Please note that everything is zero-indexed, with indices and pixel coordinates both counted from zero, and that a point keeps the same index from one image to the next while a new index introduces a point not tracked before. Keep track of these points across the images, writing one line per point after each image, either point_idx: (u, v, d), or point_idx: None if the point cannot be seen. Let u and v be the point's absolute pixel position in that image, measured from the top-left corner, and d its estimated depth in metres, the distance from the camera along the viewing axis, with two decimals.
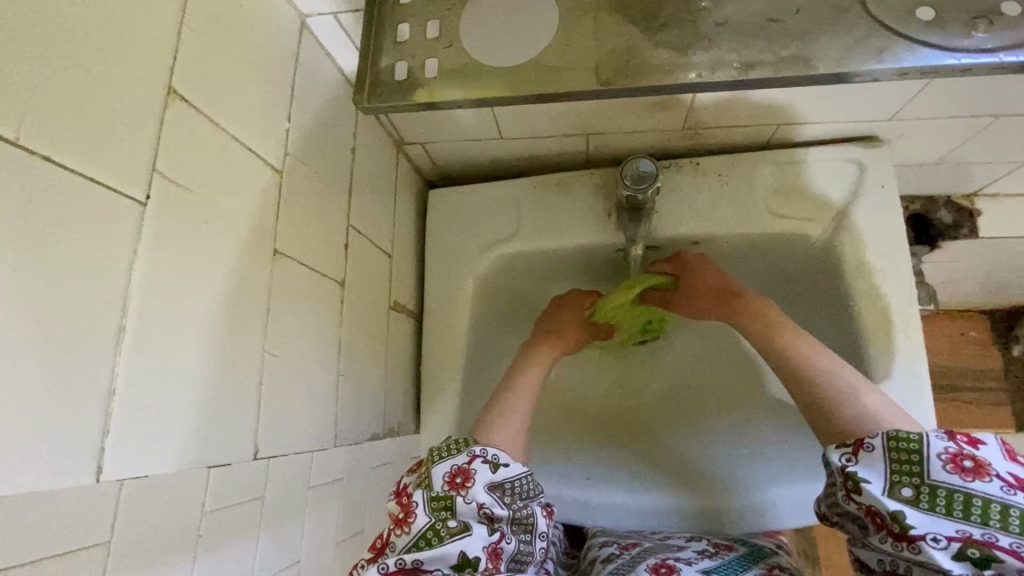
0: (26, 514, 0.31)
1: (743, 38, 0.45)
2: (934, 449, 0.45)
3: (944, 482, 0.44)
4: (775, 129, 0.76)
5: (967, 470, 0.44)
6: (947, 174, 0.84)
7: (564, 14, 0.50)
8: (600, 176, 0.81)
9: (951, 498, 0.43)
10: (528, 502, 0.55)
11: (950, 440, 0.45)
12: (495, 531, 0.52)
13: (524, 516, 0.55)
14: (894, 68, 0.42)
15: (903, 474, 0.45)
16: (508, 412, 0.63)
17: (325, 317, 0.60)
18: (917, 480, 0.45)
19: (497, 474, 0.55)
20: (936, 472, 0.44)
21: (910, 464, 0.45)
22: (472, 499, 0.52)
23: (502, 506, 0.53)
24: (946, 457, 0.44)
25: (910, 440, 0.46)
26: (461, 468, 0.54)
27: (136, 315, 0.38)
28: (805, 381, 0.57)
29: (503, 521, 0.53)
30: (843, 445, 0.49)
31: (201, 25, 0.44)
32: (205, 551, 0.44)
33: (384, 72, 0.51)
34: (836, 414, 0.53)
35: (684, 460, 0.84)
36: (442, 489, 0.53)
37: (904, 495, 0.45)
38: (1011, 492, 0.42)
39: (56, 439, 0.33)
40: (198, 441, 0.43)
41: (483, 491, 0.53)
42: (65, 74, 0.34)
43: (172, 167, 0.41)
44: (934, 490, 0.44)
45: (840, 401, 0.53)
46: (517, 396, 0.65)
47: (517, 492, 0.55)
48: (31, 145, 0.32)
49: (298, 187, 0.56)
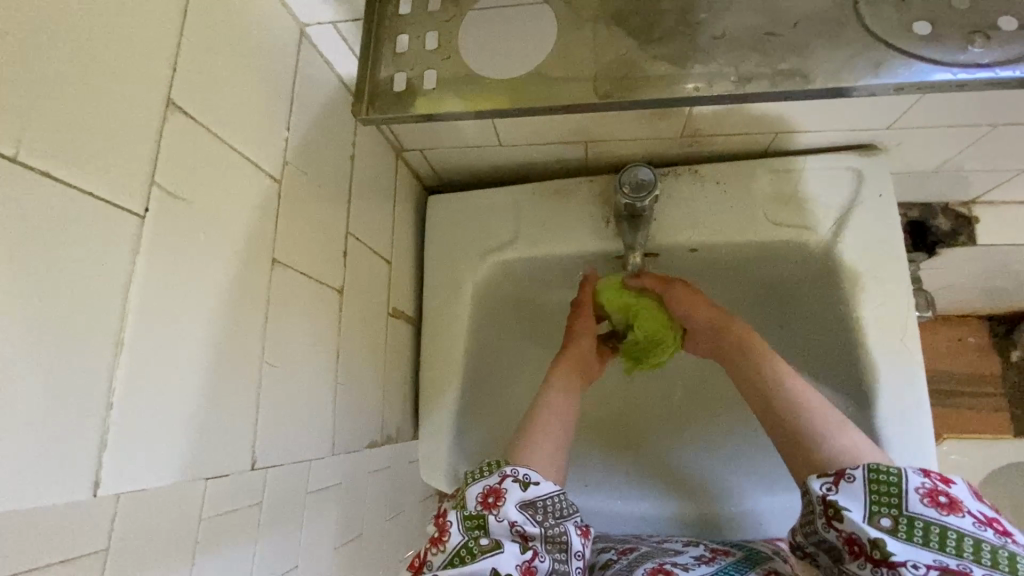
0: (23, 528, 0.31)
1: (740, 52, 0.46)
2: (912, 483, 0.46)
3: (921, 514, 0.44)
4: (773, 137, 0.76)
5: (942, 504, 0.44)
6: (946, 181, 0.84)
7: (562, 26, 0.50)
8: (598, 183, 0.81)
9: (928, 529, 0.43)
10: (562, 521, 0.55)
11: (926, 476, 0.46)
12: (528, 549, 0.52)
13: (557, 534, 0.54)
14: (891, 83, 0.43)
15: (882, 505, 0.46)
16: (541, 435, 0.62)
17: (324, 325, 0.60)
18: (895, 511, 0.45)
19: (528, 492, 0.55)
20: (913, 504, 0.45)
21: (888, 496, 0.46)
22: (504, 517, 0.53)
23: (534, 523, 0.53)
24: (922, 491, 0.45)
25: (889, 474, 0.47)
26: (493, 488, 0.55)
27: (133, 328, 0.38)
28: (785, 414, 0.57)
29: (536, 538, 0.53)
30: (823, 475, 0.49)
31: (200, 37, 0.44)
32: (202, 555, 0.44)
33: (383, 83, 0.51)
34: (816, 450, 0.53)
35: (680, 468, 0.84)
36: (475, 508, 0.54)
37: (883, 524, 0.45)
38: (983, 528, 0.43)
39: (55, 453, 0.33)
40: (197, 452, 0.43)
41: (515, 509, 0.53)
42: (64, 89, 0.34)
43: (171, 179, 0.41)
44: (912, 521, 0.44)
45: (821, 437, 0.53)
46: (547, 421, 0.64)
47: (550, 510, 0.55)
48: (31, 161, 0.32)
49: (297, 196, 0.56)
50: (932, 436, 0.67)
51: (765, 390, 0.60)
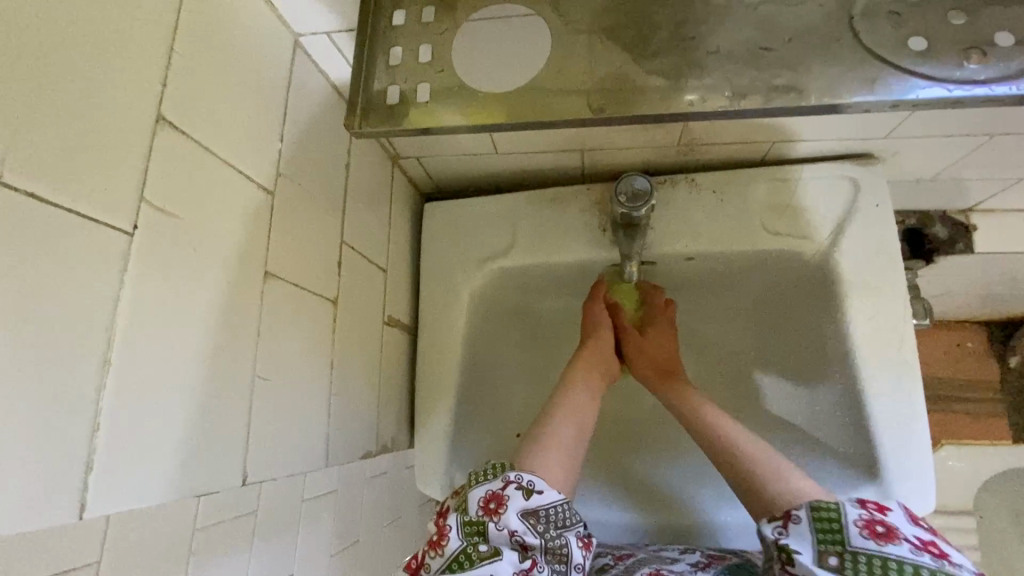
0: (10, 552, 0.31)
1: (736, 67, 0.45)
2: (850, 516, 0.46)
3: (863, 547, 0.44)
4: (770, 146, 0.75)
5: (880, 534, 0.44)
6: (943, 190, 0.84)
7: (556, 39, 0.50)
8: (595, 192, 0.81)
9: (870, 563, 0.43)
10: (563, 532, 0.55)
11: (862, 508, 0.47)
12: (527, 559, 0.51)
13: (557, 546, 0.54)
14: (887, 100, 0.42)
15: (826, 543, 0.45)
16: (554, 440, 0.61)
17: (318, 336, 0.60)
18: (838, 547, 0.45)
19: (531, 500, 0.54)
20: (853, 537, 0.45)
21: (829, 533, 0.46)
22: (504, 526, 0.52)
23: (534, 534, 0.53)
24: (859, 522, 0.45)
25: (826, 509, 0.47)
26: (495, 493, 0.54)
27: (121, 346, 0.38)
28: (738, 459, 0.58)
29: (536, 549, 0.52)
30: (773, 519, 0.50)
31: (191, 50, 0.44)
32: (196, 565, 0.44)
33: (376, 95, 0.51)
34: (769, 491, 0.53)
35: (680, 478, 0.83)
36: (476, 513, 0.54)
37: (831, 563, 0.44)
38: (920, 554, 0.43)
39: (44, 474, 0.33)
40: (190, 468, 0.43)
41: (516, 517, 0.53)
42: (52, 108, 0.34)
43: (160, 195, 0.41)
44: (855, 556, 0.44)
45: (772, 479, 0.54)
46: (563, 421, 0.64)
47: (551, 520, 0.54)
48: (16, 182, 0.32)
49: (290, 207, 0.56)
50: (928, 451, 0.67)
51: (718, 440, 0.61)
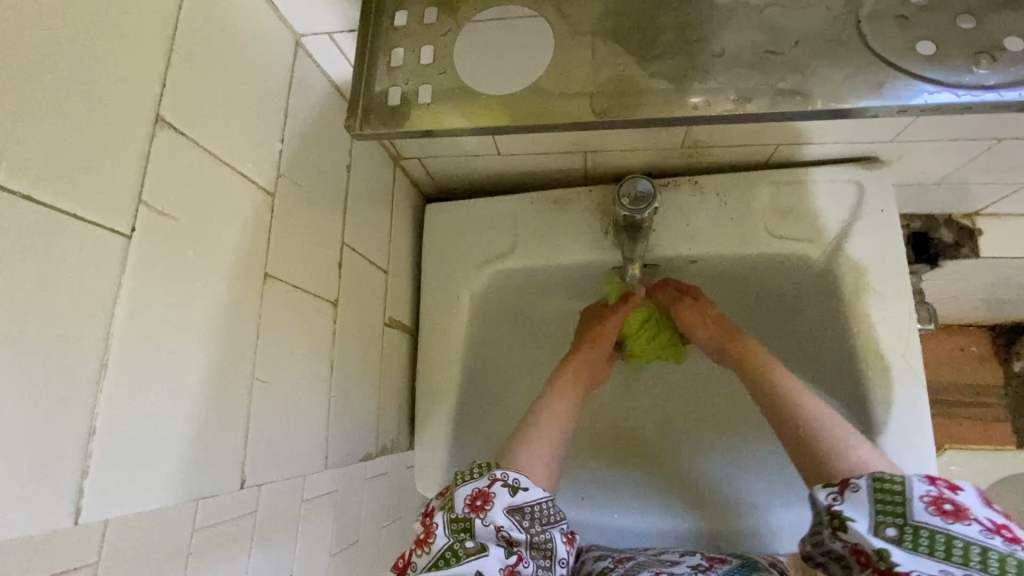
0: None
1: (740, 70, 0.45)
2: (917, 492, 0.45)
3: (927, 523, 0.43)
4: (775, 149, 0.75)
5: (948, 513, 0.43)
6: (948, 194, 0.83)
7: (559, 41, 0.49)
8: (598, 193, 0.81)
9: (933, 539, 0.43)
10: (548, 528, 0.55)
11: (932, 484, 0.45)
12: (513, 554, 0.52)
13: (542, 541, 0.54)
14: (894, 104, 0.42)
15: (885, 514, 0.45)
16: (537, 440, 0.61)
17: (318, 338, 0.60)
18: (900, 520, 0.44)
19: (517, 497, 0.54)
20: (917, 513, 0.44)
21: (891, 504, 0.45)
22: (490, 522, 0.52)
23: (521, 529, 0.53)
24: (927, 499, 0.44)
25: (893, 481, 0.46)
26: (482, 491, 0.54)
27: (118, 351, 0.37)
28: (800, 424, 0.56)
29: (521, 544, 0.53)
30: (830, 485, 0.49)
31: (189, 50, 0.44)
32: (195, 567, 0.43)
33: (377, 96, 0.51)
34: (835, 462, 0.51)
35: (688, 485, 0.81)
36: (463, 511, 0.53)
37: (889, 534, 0.44)
38: (989, 535, 0.42)
39: (40, 477, 0.33)
40: (189, 470, 0.43)
41: (502, 514, 0.53)
42: (48, 109, 0.33)
43: (158, 196, 0.40)
44: (917, 531, 0.43)
45: (838, 449, 0.52)
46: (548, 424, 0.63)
47: (536, 516, 0.55)
48: (13, 185, 0.31)
49: (290, 208, 0.55)
50: (934, 461, 0.66)
51: (780, 408, 0.58)
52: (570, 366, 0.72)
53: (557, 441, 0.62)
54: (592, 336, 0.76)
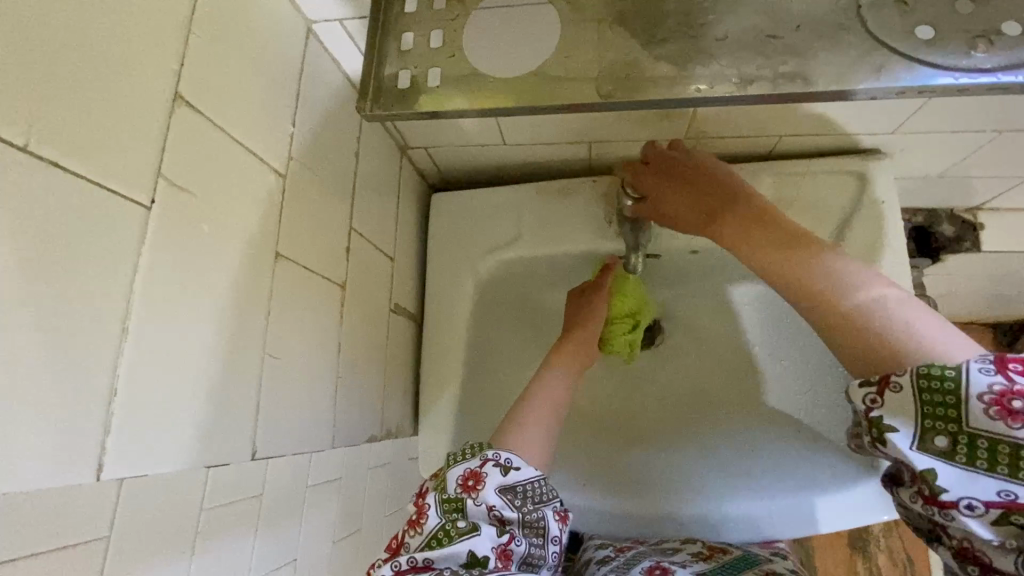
0: (17, 509, 0.32)
1: (743, 54, 0.46)
2: (976, 388, 0.35)
3: (987, 430, 0.35)
4: (778, 140, 0.76)
5: (1013, 414, 0.34)
6: (951, 187, 0.84)
7: (566, 26, 0.50)
8: (602, 183, 0.82)
9: (993, 450, 0.35)
10: (540, 507, 0.56)
11: (998, 373, 0.35)
12: (505, 533, 0.53)
13: (534, 519, 0.55)
14: (893, 86, 0.43)
15: (934, 421, 0.37)
16: (528, 423, 0.64)
17: (327, 319, 0.61)
18: (952, 427, 0.36)
19: (508, 477, 0.56)
20: (978, 418, 0.35)
21: (943, 409, 0.36)
22: (482, 501, 0.53)
23: (512, 508, 0.54)
24: (988, 399, 0.35)
25: (944, 379, 0.36)
26: (474, 472, 0.56)
27: (138, 316, 0.39)
28: (800, 264, 0.48)
29: (514, 523, 0.54)
30: (865, 381, 0.40)
31: (206, 30, 0.45)
32: (202, 545, 0.44)
33: (388, 80, 0.52)
34: (836, 303, 0.44)
35: (692, 473, 0.80)
36: (455, 491, 0.55)
37: (938, 446, 0.37)
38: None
39: (59, 436, 0.34)
40: (202, 440, 0.44)
41: (494, 493, 0.54)
42: (74, 81, 0.35)
43: (177, 172, 0.41)
44: (973, 441, 0.35)
45: (843, 289, 0.44)
46: (538, 404, 0.66)
47: (528, 495, 0.56)
48: (41, 152, 0.33)
49: (301, 190, 0.56)
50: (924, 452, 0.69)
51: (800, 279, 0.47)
52: (568, 349, 0.74)
53: (547, 421, 0.65)
54: (584, 317, 0.77)
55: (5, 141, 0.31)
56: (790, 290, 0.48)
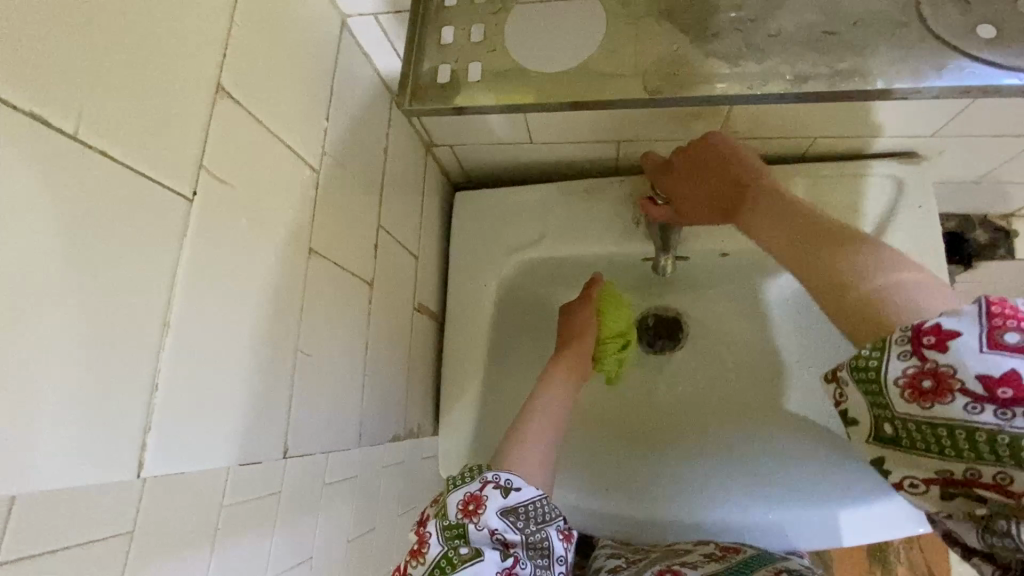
0: (50, 503, 0.31)
1: (797, 51, 0.45)
2: (892, 372, 0.36)
3: (910, 414, 0.36)
4: (812, 142, 0.74)
5: (925, 394, 0.35)
6: (988, 194, 0.82)
7: (610, 21, 0.49)
8: (630, 183, 0.80)
9: (923, 430, 0.35)
10: (544, 526, 0.54)
11: (913, 355, 0.35)
12: (510, 556, 0.51)
13: (537, 540, 0.53)
14: (956, 86, 0.42)
15: (875, 409, 0.38)
16: (529, 441, 0.62)
17: (355, 316, 0.60)
18: (888, 414, 0.37)
19: (509, 498, 0.54)
20: (901, 403, 0.36)
21: (873, 397, 0.37)
22: (484, 526, 0.52)
23: (515, 530, 0.53)
24: (903, 383, 0.35)
25: (868, 371, 0.37)
26: (474, 495, 0.54)
27: (180, 309, 0.38)
28: (819, 253, 0.45)
29: (518, 545, 0.52)
30: (827, 378, 0.41)
31: (249, 22, 0.44)
32: (222, 545, 0.43)
33: (425, 75, 0.52)
34: (851, 290, 0.41)
35: (714, 476, 0.79)
36: (456, 517, 0.53)
37: (886, 433, 0.38)
38: (978, 411, 0.33)
39: (95, 430, 0.33)
40: (235, 435, 0.43)
41: (495, 516, 0.52)
42: (124, 72, 0.34)
43: (218, 164, 0.41)
44: (906, 425, 0.36)
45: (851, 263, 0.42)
46: (543, 420, 0.65)
47: (530, 516, 0.54)
48: (92, 141, 0.32)
49: (334, 185, 0.56)
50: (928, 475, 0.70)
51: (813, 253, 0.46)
52: (566, 359, 0.73)
53: (548, 438, 0.64)
54: (578, 331, 0.76)
55: (57, 130, 0.31)
56: (801, 259, 0.46)
